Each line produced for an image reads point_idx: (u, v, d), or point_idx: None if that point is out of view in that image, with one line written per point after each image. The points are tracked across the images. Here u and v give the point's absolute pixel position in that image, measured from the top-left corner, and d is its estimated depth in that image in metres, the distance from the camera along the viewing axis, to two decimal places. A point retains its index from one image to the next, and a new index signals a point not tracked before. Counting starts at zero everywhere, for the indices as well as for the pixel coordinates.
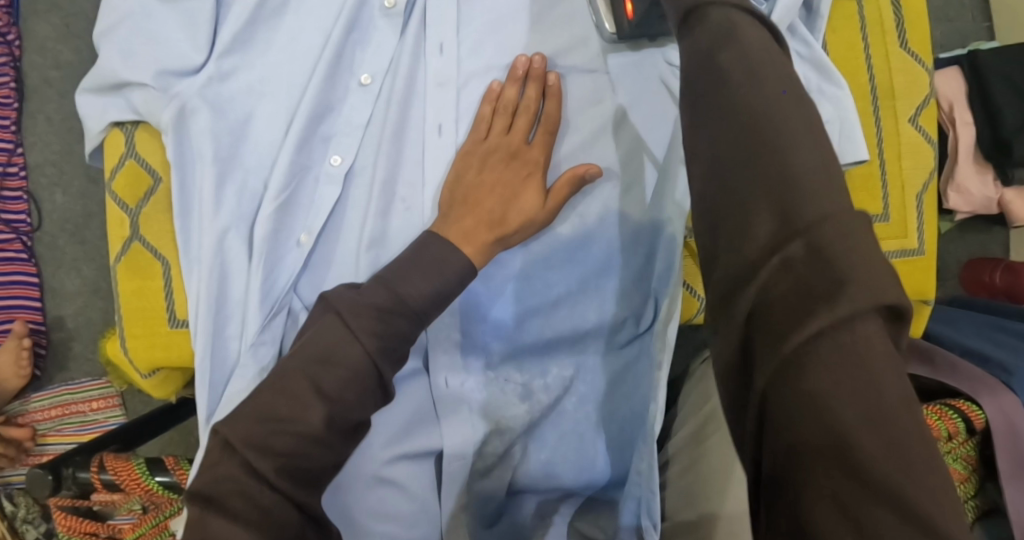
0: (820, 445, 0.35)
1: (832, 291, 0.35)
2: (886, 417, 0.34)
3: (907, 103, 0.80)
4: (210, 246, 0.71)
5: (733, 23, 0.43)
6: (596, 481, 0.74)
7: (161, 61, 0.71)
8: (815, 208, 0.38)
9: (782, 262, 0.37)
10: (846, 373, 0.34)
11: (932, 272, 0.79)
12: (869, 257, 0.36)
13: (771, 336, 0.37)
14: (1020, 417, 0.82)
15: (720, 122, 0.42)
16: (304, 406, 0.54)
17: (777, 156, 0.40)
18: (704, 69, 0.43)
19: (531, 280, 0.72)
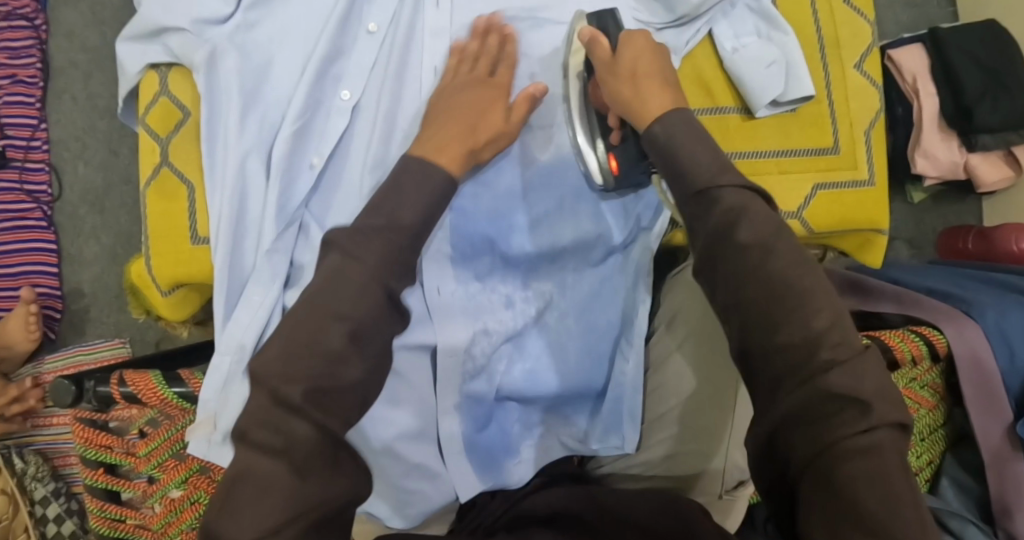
0: (838, 507, 0.49)
1: (856, 411, 0.51)
2: (887, 485, 0.49)
3: (852, 51, 0.89)
4: (232, 170, 0.79)
5: (742, 205, 0.57)
6: (581, 387, 0.80)
7: (194, 9, 0.78)
8: (840, 353, 0.52)
9: (824, 396, 0.51)
10: (868, 463, 0.49)
11: (883, 201, 0.88)
12: (875, 386, 0.52)
13: (803, 432, 0.52)
14: (980, 344, 0.88)
15: (746, 292, 0.55)
16: (320, 330, 0.56)
17: (800, 326, 0.53)
18: (726, 238, 0.56)
19: (509, 197, 0.80)
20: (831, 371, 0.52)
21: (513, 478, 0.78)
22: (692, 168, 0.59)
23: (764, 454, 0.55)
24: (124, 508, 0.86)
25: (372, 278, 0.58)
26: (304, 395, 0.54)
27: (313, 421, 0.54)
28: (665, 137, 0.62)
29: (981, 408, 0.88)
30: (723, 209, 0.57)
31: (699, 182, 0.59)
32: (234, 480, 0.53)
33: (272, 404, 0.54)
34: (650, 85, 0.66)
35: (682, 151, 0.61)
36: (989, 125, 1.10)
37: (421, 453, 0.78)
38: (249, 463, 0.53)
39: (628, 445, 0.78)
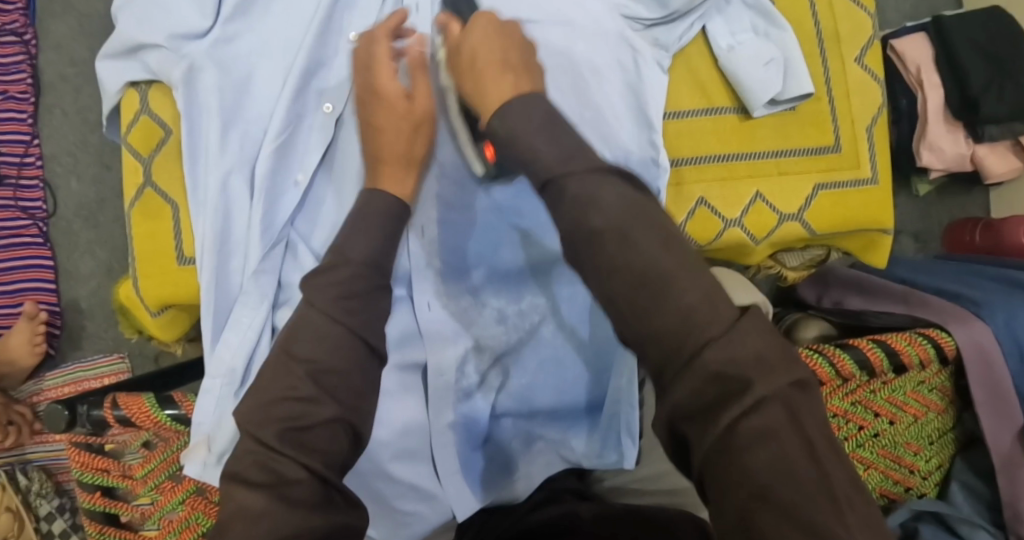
0: (750, 499, 0.46)
1: (736, 392, 0.47)
2: (793, 472, 0.46)
3: (852, 45, 0.87)
4: (215, 188, 0.77)
5: (593, 191, 0.53)
6: (577, 404, 0.80)
7: (171, 25, 0.77)
8: (714, 331, 0.49)
9: (707, 383, 0.48)
10: (770, 450, 0.46)
11: (887, 201, 0.86)
12: (753, 358, 0.48)
13: (698, 425, 0.48)
14: (990, 343, 0.86)
15: (613, 280, 0.52)
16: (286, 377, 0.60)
17: (676, 307, 0.50)
18: (582, 231, 0.53)
19: (489, 211, 0.78)
20: (707, 353, 0.48)
21: (518, 492, 0.76)
22: (538, 157, 0.55)
23: (673, 449, 0.51)
24: (123, 530, 0.86)
25: (333, 317, 0.61)
26: (280, 435, 0.57)
27: (298, 460, 0.57)
28: (505, 131, 0.57)
29: (992, 411, 0.86)
30: (575, 198, 0.53)
31: (547, 170, 0.55)
32: (228, 518, 0.55)
33: (255, 444, 0.57)
34: (491, 77, 0.61)
35: (523, 142, 0.56)
36: (996, 115, 1.07)
37: (414, 473, 0.76)
38: (237, 497, 0.55)
39: (627, 460, 0.76)
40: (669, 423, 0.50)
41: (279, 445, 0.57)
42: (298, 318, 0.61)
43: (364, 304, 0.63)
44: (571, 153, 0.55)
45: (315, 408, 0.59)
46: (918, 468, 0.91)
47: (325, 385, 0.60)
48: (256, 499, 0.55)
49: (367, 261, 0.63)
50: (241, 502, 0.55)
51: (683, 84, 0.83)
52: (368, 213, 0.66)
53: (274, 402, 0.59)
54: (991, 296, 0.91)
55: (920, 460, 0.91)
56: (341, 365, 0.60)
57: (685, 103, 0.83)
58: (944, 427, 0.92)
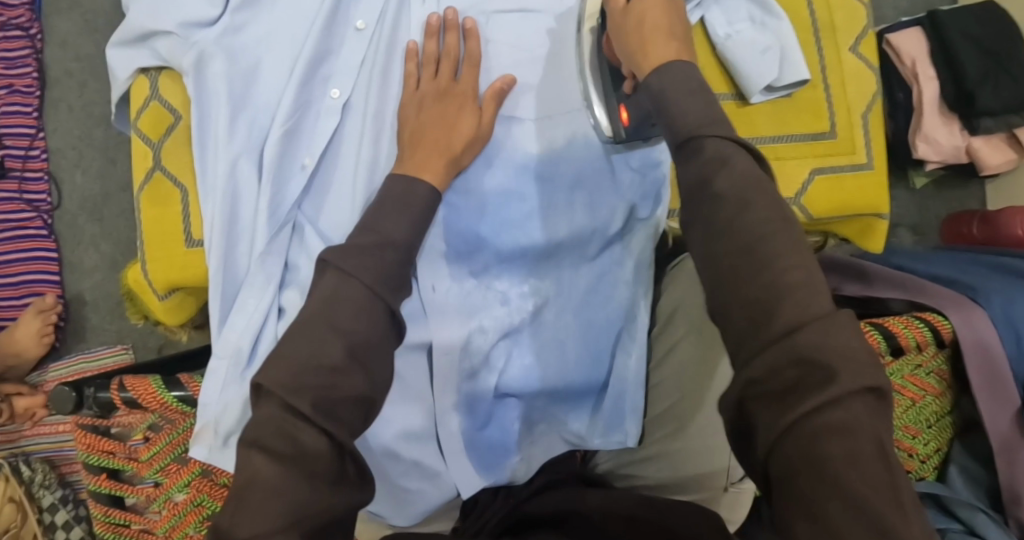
0: (823, 492, 0.45)
1: (820, 380, 0.46)
2: (869, 470, 0.45)
3: (847, 34, 0.88)
4: (224, 172, 0.79)
5: (723, 154, 0.54)
6: (579, 385, 0.80)
7: (181, 13, 0.78)
8: (807, 315, 0.49)
9: (790, 364, 0.47)
10: (846, 445, 0.45)
11: (883, 185, 0.87)
12: (843, 350, 0.47)
13: (771, 408, 0.47)
14: (986, 331, 0.87)
15: (722, 246, 0.53)
16: (320, 343, 0.60)
17: (775, 281, 0.50)
18: (702, 190, 0.54)
19: (497, 196, 0.79)
20: (798, 334, 0.48)
21: (513, 475, 0.77)
22: (684, 116, 0.57)
23: (738, 432, 0.51)
24: (129, 513, 0.87)
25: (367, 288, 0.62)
26: (313, 406, 0.57)
27: (323, 430, 0.57)
28: (660, 89, 0.60)
29: (989, 395, 0.86)
30: (709, 157, 0.54)
31: (685, 131, 0.56)
32: (243, 488, 0.55)
33: (283, 411, 0.57)
34: (655, 36, 0.63)
35: (673, 102, 0.58)
36: (991, 108, 1.08)
37: (417, 452, 0.77)
38: (257, 467, 0.55)
39: (631, 440, 0.79)
40: (740, 403, 0.49)
41: (311, 415, 0.57)
42: (342, 287, 0.62)
43: (397, 281, 0.65)
44: (714, 119, 0.57)
45: (345, 378, 0.59)
46: (917, 452, 0.92)
47: (358, 357, 0.60)
48: (277, 467, 0.55)
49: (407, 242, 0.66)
50: (261, 471, 0.55)
51: None
52: (410, 203, 0.69)
53: (304, 372, 0.58)
54: (987, 281, 0.92)
55: (919, 443, 0.92)
56: (363, 337, 0.61)
57: None
58: (942, 411, 0.92)
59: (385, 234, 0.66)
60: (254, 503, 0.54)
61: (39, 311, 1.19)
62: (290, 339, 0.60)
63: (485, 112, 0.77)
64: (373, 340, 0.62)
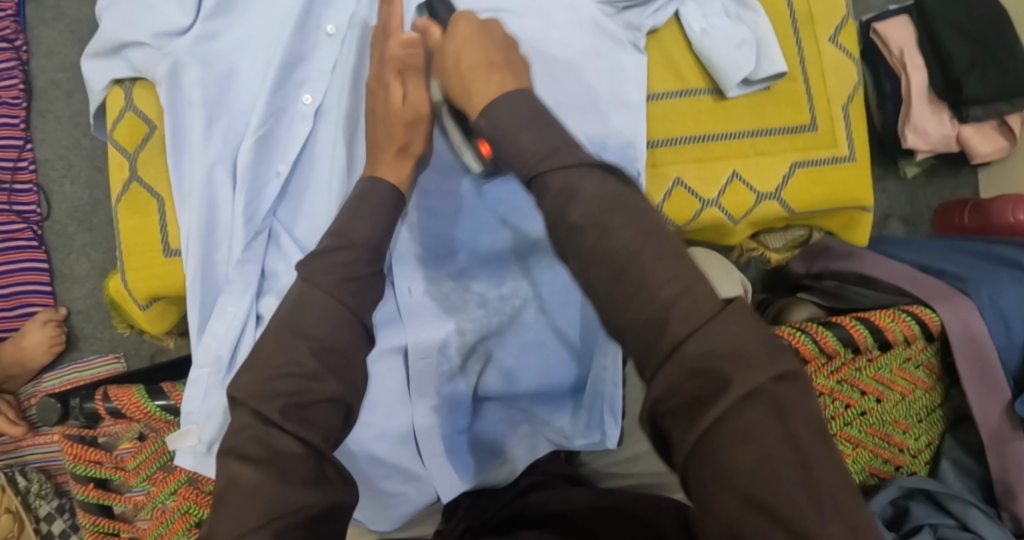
0: (735, 500, 0.46)
1: (716, 390, 0.47)
2: (776, 471, 0.46)
3: (826, 25, 0.87)
4: (199, 180, 0.79)
5: (571, 186, 0.53)
6: (559, 385, 0.81)
7: (153, 23, 0.78)
8: (693, 323, 0.49)
9: (687, 377, 0.48)
10: (752, 452, 0.46)
11: (865, 176, 0.86)
12: (734, 351, 0.48)
13: (679, 421, 0.48)
14: (975, 320, 0.85)
15: (594, 270, 0.52)
16: (287, 350, 0.60)
17: (652, 297, 0.50)
18: (560, 225, 0.53)
19: (467, 197, 0.80)
20: (688, 346, 0.48)
21: (502, 476, 0.77)
22: (522, 149, 0.55)
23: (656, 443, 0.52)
24: (118, 521, 0.87)
25: (334, 297, 0.62)
26: (283, 410, 0.58)
27: (297, 435, 0.58)
28: (492, 127, 0.57)
29: (979, 386, 0.86)
30: (554, 194, 0.53)
31: (527, 166, 0.55)
32: (224, 491, 0.57)
33: (254, 417, 0.58)
34: (476, 70, 0.60)
35: (511, 132, 0.56)
36: (980, 96, 1.07)
37: (395, 456, 0.77)
38: (235, 472, 0.57)
39: (609, 441, 0.77)
40: (652, 417, 0.50)
41: (282, 421, 0.58)
42: (302, 297, 0.62)
43: (366, 288, 0.64)
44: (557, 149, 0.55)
45: (317, 385, 0.60)
46: (909, 446, 0.91)
47: (331, 364, 0.61)
48: (251, 471, 0.56)
49: (369, 244, 0.65)
50: (238, 475, 0.57)
51: (658, 66, 0.84)
52: (369, 204, 0.68)
53: (276, 378, 0.59)
54: (976, 271, 0.91)
55: (909, 438, 0.90)
56: (331, 343, 0.61)
57: (660, 86, 0.84)
58: (933, 405, 0.92)
59: (348, 237, 0.66)
60: (231, 506, 0.56)
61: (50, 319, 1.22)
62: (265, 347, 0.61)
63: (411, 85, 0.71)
64: (347, 347, 0.62)
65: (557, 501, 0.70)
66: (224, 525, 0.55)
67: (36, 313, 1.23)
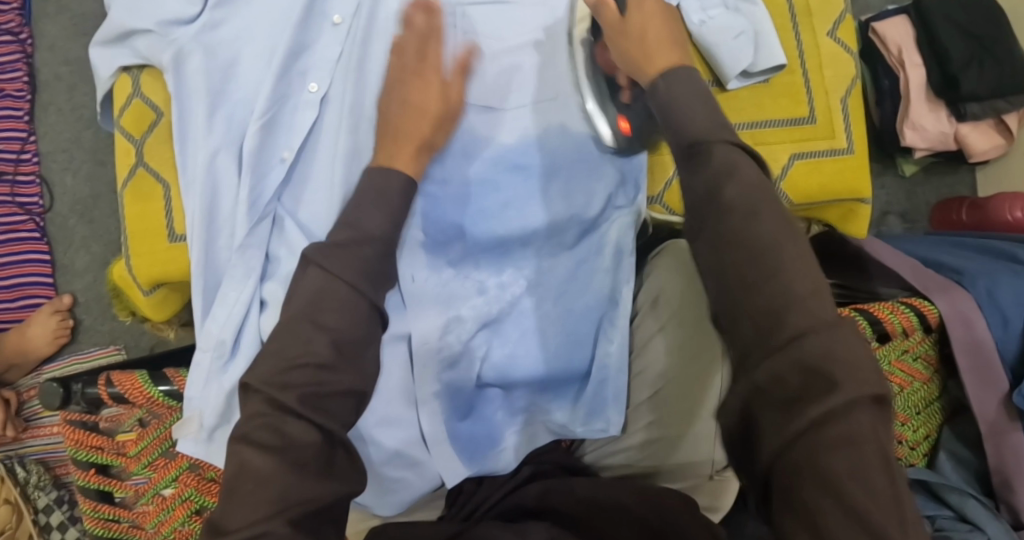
0: (825, 500, 0.48)
1: (826, 388, 0.50)
2: (867, 479, 0.48)
3: (824, 19, 0.88)
4: (203, 166, 0.79)
5: (732, 161, 0.58)
6: (560, 372, 0.81)
7: (159, 11, 0.79)
8: (815, 321, 0.52)
9: (795, 369, 0.50)
10: (851, 455, 0.48)
11: (862, 168, 0.87)
12: (849, 358, 0.51)
13: (777, 417, 0.50)
14: (972, 311, 0.87)
15: (727, 254, 0.56)
16: (307, 340, 0.62)
17: (779, 289, 0.53)
18: (709, 196, 0.58)
19: (479, 186, 0.80)
20: (805, 340, 0.51)
21: (503, 465, 0.77)
22: (684, 119, 0.61)
23: (739, 436, 0.54)
24: (117, 508, 0.87)
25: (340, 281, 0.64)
26: (301, 399, 0.60)
27: (312, 423, 0.60)
28: (665, 91, 0.63)
29: (976, 377, 0.86)
30: (716, 164, 0.58)
31: (689, 134, 0.60)
32: (235, 476, 0.58)
33: (269, 406, 0.60)
34: (659, 45, 0.67)
35: (676, 106, 0.62)
36: (976, 91, 1.08)
37: (396, 439, 0.78)
38: (246, 458, 0.58)
39: (613, 427, 0.79)
40: (747, 408, 0.53)
41: (299, 408, 0.60)
42: (326, 290, 0.63)
43: (377, 275, 0.66)
44: (721, 124, 0.61)
45: (332, 375, 0.62)
46: (906, 438, 0.91)
47: (344, 353, 0.63)
48: (259, 456, 0.58)
49: (383, 234, 0.66)
50: (246, 461, 0.58)
51: None
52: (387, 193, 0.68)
53: (291, 368, 0.61)
54: (971, 264, 0.92)
55: (908, 430, 0.91)
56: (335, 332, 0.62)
57: None
58: (931, 397, 0.92)
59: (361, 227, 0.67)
60: (243, 493, 0.57)
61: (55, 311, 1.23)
62: (278, 335, 0.63)
63: (450, 89, 0.75)
64: (360, 336, 0.64)
65: (560, 494, 0.71)
66: (237, 512, 0.57)
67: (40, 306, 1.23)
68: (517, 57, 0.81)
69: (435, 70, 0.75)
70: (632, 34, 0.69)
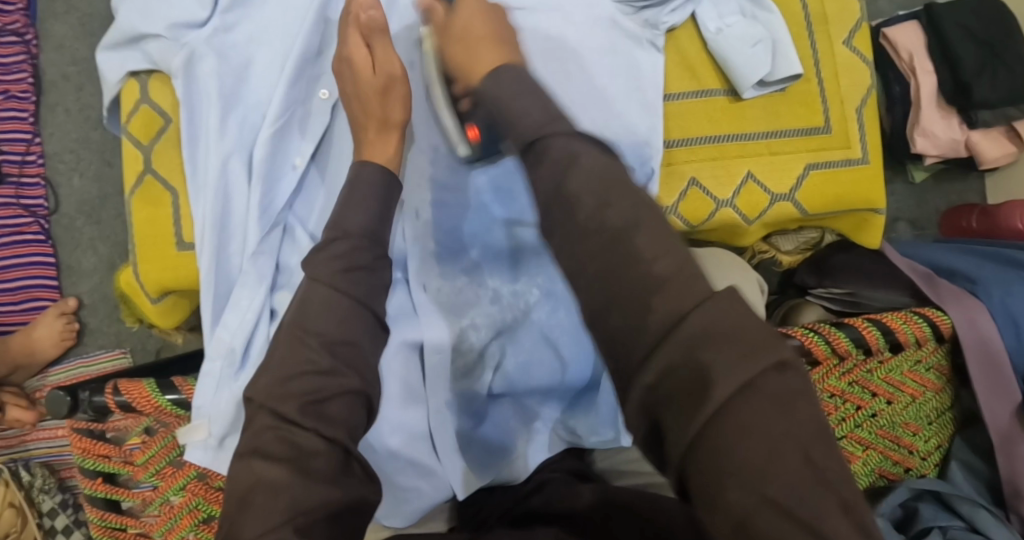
0: (748, 497, 0.44)
1: (709, 383, 0.45)
2: (783, 463, 0.44)
3: (840, 27, 0.88)
4: (214, 172, 0.79)
5: (572, 153, 0.54)
6: (571, 381, 0.80)
7: (171, 15, 0.79)
8: (685, 301, 0.48)
9: (681, 365, 0.46)
10: (759, 443, 0.44)
11: (878, 177, 0.86)
12: (732, 337, 0.46)
13: (681, 414, 0.46)
14: (985, 321, 0.86)
15: (585, 245, 0.51)
16: (315, 351, 0.61)
17: (644, 273, 0.49)
18: (558, 196, 0.53)
19: (483, 194, 0.81)
20: (681, 325, 0.47)
21: (515, 473, 0.77)
22: (517, 116, 0.57)
23: (648, 438, 0.49)
24: (124, 516, 0.86)
25: (341, 290, 0.63)
26: (300, 410, 0.59)
27: (317, 434, 0.59)
28: (494, 90, 0.59)
29: (988, 386, 0.86)
30: (555, 158, 0.54)
31: (528, 130, 0.55)
32: (247, 492, 0.57)
33: (275, 419, 0.59)
34: (479, 42, 0.64)
35: (507, 102, 0.58)
36: (989, 99, 1.07)
37: (408, 450, 0.77)
38: (255, 472, 0.57)
39: (623, 438, 0.79)
40: (646, 409, 0.48)
41: (302, 419, 0.59)
42: (332, 301, 0.63)
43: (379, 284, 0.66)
44: (558, 115, 0.56)
45: (333, 380, 0.61)
46: (917, 449, 0.91)
47: (343, 358, 0.62)
48: (268, 470, 0.57)
49: (364, 232, 0.67)
50: (257, 474, 0.57)
51: (673, 66, 0.85)
52: (357, 185, 0.70)
53: (292, 378, 0.60)
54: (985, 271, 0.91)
55: (919, 440, 0.91)
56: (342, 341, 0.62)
57: (675, 86, 0.85)
58: (943, 407, 0.91)
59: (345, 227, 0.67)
60: (254, 506, 0.56)
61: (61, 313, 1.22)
62: (286, 346, 0.62)
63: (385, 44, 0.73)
64: (361, 341, 0.63)
65: (563, 503, 0.70)
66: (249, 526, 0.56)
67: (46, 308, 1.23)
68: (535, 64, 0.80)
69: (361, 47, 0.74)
70: (458, 38, 0.66)
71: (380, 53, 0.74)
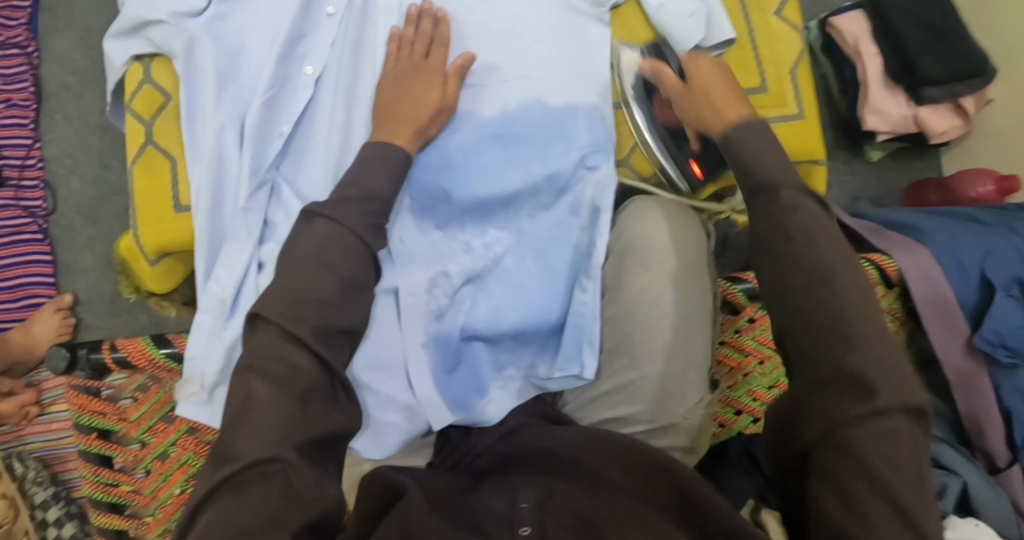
0: (860, 481, 0.54)
1: (859, 390, 0.57)
2: (898, 465, 0.54)
3: (771, 0, 0.96)
4: (210, 140, 0.84)
5: (797, 201, 0.66)
6: (542, 324, 0.85)
7: (172, 4, 0.86)
8: (870, 334, 0.60)
9: (840, 377, 0.58)
10: (879, 443, 0.55)
11: (816, 132, 0.93)
12: (888, 367, 0.58)
13: (824, 411, 0.58)
14: (933, 268, 0.91)
15: (793, 273, 0.63)
16: (314, 277, 0.67)
17: (840, 305, 0.61)
18: (774, 228, 0.66)
19: (463, 151, 0.84)
20: (856, 347, 0.58)
21: (488, 416, 0.81)
22: (756, 166, 0.69)
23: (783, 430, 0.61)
24: (117, 473, 0.89)
25: (337, 224, 0.69)
26: (304, 331, 0.64)
27: (313, 350, 0.64)
28: (738, 145, 0.71)
29: (938, 325, 0.91)
30: (784, 202, 0.66)
31: (760, 178, 0.68)
32: (241, 408, 0.62)
33: (281, 336, 0.64)
34: (723, 99, 0.74)
35: (746, 147, 0.70)
36: (933, 76, 1.15)
37: (388, 384, 0.82)
38: (252, 388, 0.62)
39: (586, 371, 0.82)
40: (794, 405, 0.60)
41: (309, 339, 0.64)
42: (330, 236, 0.69)
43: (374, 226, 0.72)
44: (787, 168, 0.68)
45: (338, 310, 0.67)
46: None
47: (349, 293, 0.68)
48: (268, 385, 0.62)
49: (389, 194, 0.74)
50: (254, 390, 0.62)
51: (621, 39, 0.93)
52: (387, 160, 0.75)
53: (297, 301, 0.65)
54: (930, 222, 0.97)
55: None
56: (335, 272, 0.67)
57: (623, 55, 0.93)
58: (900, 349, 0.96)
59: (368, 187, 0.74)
60: (251, 420, 0.61)
61: (58, 309, 1.26)
62: (286, 274, 0.67)
63: (447, 89, 0.82)
64: (363, 277, 0.69)
65: (540, 447, 0.73)
66: (249, 436, 0.60)
67: (43, 304, 1.27)
68: (495, 40, 0.87)
69: (438, 72, 0.82)
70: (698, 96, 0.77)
71: (451, 88, 0.82)
